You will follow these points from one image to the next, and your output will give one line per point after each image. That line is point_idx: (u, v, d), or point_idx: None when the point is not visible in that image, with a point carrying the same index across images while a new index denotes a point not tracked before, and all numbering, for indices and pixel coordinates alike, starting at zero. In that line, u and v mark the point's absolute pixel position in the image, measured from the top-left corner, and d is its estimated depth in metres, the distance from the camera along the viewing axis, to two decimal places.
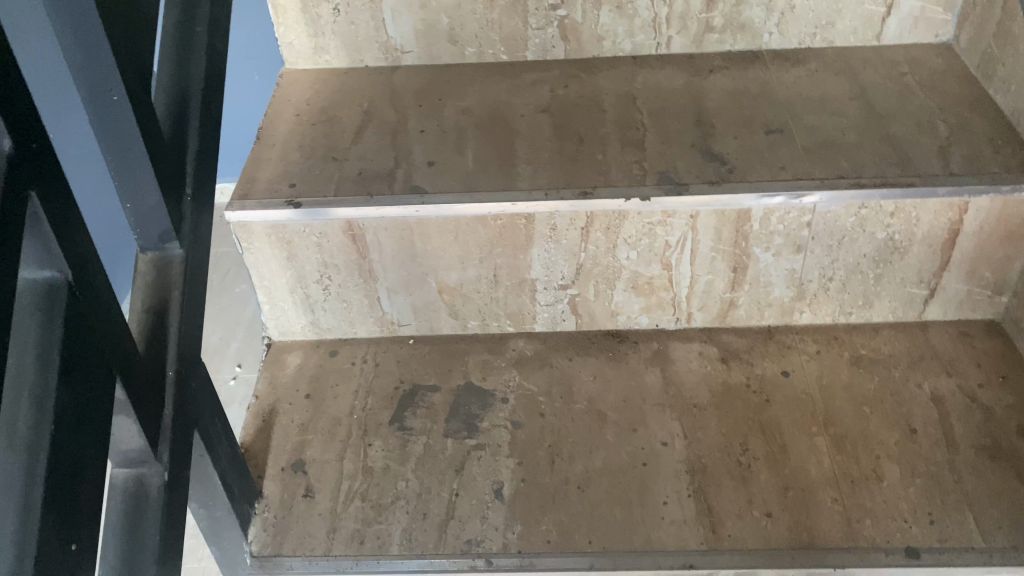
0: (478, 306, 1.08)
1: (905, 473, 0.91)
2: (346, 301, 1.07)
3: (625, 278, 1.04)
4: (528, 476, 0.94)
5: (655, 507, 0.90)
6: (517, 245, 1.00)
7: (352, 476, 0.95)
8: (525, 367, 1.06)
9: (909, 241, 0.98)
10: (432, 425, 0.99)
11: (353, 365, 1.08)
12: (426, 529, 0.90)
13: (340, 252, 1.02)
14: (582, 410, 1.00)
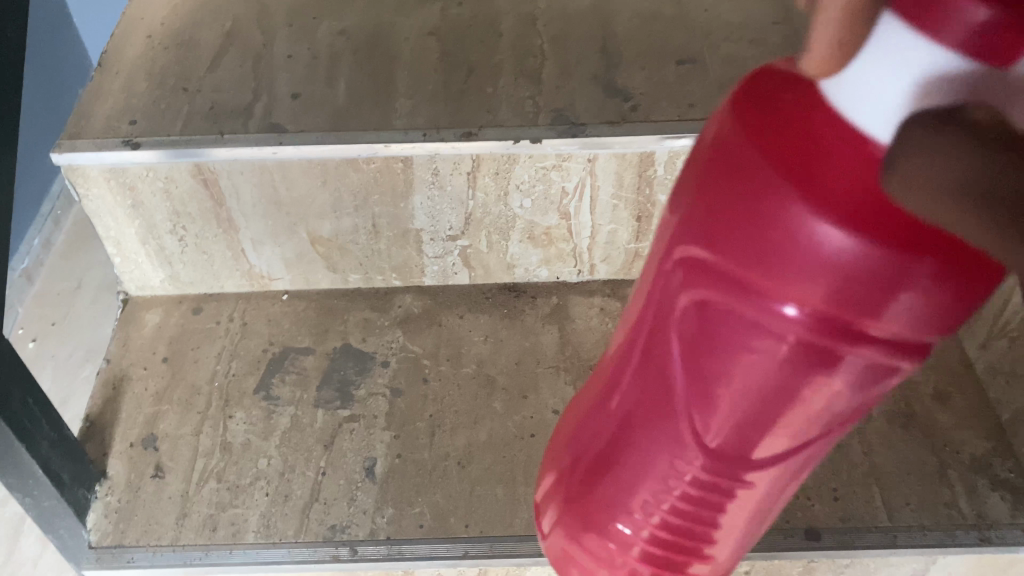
0: (357, 258, 0.96)
1: None
2: (207, 252, 0.95)
3: (519, 229, 0.93)
4: (404, 452, 0.85)
5: (539, 486, 0.81)
6: (395, 189, 0.88)
7: (209, 453, 0.86)
8: (410, 326, 0.96)
9: None
10: (302, 394, 0.90)
11: (218, 325, 0.97)
12: (287, 514, 0.81)
13: (192, 198, 0.89)
14: (470, 375, 0.91)
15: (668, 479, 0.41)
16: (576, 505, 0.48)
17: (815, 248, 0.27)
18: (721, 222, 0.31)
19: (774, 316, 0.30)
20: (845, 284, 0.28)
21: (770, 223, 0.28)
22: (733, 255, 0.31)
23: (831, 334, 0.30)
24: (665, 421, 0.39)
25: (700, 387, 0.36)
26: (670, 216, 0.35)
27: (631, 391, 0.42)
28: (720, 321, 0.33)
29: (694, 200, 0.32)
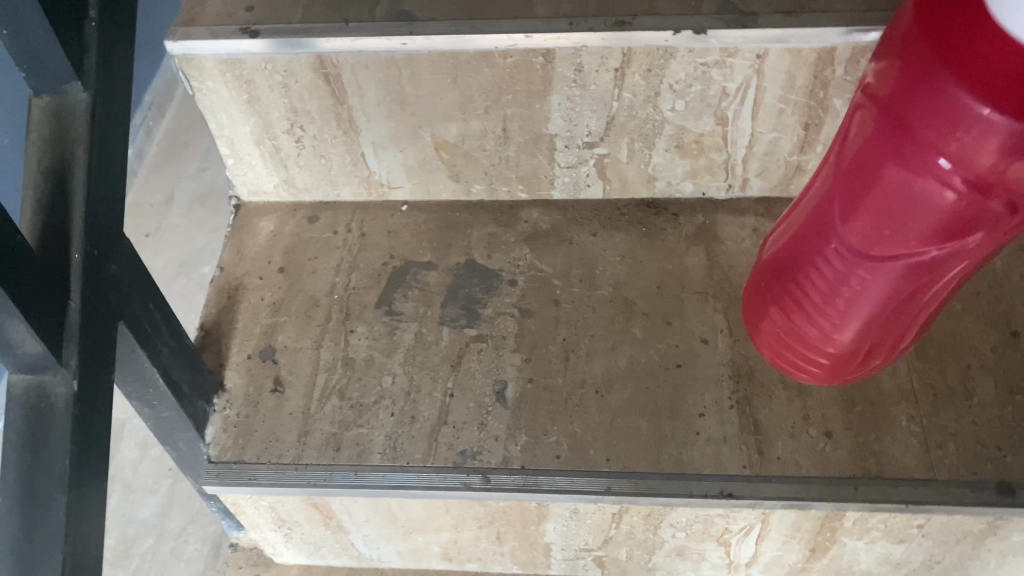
0: (483, 166, 0.88)
1: (1001, 388, 0.73)
2: (324, 156, 0.88)
3: (667, 135, 0.83)
4: (536, 376, 0.78)
5: (689, 421, 0.74)
6: (532, 87, 0.79)
7: (330, 368, 0.80)
8: (539, 242, 0.88)
9: None
10: (426, 311, 0.83)
11: (335, 235, 0.91)
12: (414, 436, 0.75)
13: (312, 94, 0.82)
14: (606, 297, 0.83)
15: (872, 285, 0.56)
16: (791, 332, 0.65)
17: (1020, 126, 0.41)
18: (949, 111, 0.43)
19: (956, 179, 0.46)
20: (1006, 138, 0.42)
21: (999, 114, 0.41)
22: (930, 136, 0.45)
23: (1020, 181, 0.44)
24: (870, 252, 0.54)
25: (942, 220, 0.49)
26: (942, 89, 0.44)
27: (894, 234, 0.52)
28: (936, 180, 0.47)
29: (962, 91, 0.42)
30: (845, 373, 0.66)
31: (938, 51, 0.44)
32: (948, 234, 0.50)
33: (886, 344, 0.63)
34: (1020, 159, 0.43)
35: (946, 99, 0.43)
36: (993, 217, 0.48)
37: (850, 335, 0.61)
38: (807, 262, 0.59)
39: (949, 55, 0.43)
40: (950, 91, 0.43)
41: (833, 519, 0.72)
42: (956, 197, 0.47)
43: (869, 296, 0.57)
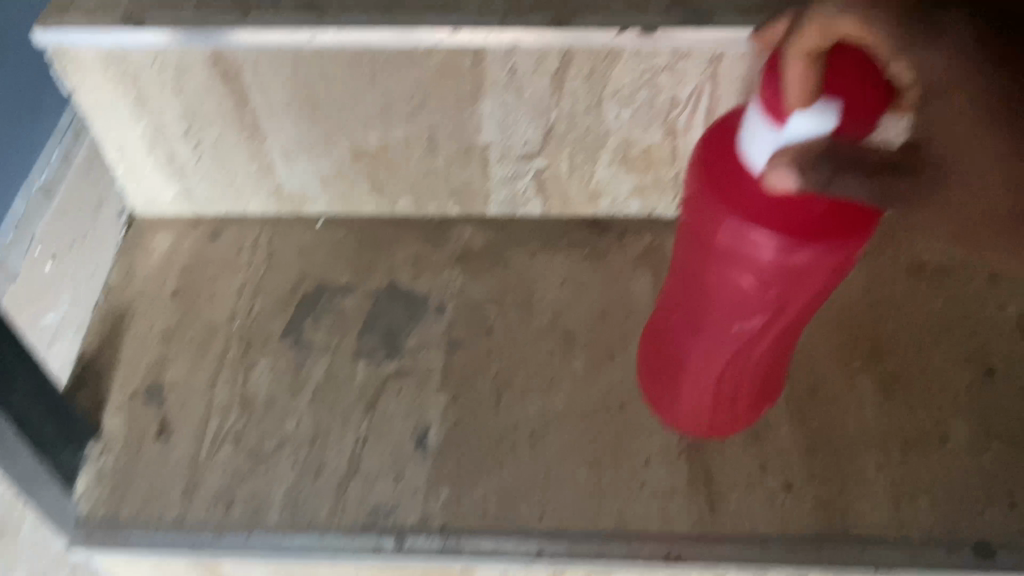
0: (408, 178, 0.79)
1: (977, 434, 0.66)
2: (227, 165, 0.78)
3: (612, 148, 0.75)
4: (463, 419, 0.69)
5: (632, 471, 0.65)
6: (460, 91, 0.70)
7: (225, 410, 0.70)
8: (470, 264, 0.79)
9: None
10: (339, 342, 0.74)
11: (240, 254, 0.80)
12: (319, 490, 0.65)
13: (209, 95, 0.72)
14: (543, 328, 0.74)
15: (716, 352, 0.58)
16: (675, 378, 0.64)
17: (789, 240, 0.46)
18: (733, 230, 0.48)
19: (758, 276, 0.50)
20: (777, 261, 0.48)
21: (766, 234, 0.46)
22: (730, 252, 0.50)
23: (815, 271, 0.49)
24: (709, 329, 0.58)
25: (748, 307, 0.53)
26: (722, 209, 0.48)
27: (715, 316, 0.56)
28: (739, 279, 0.51)
29: (734, 212, 0.47)
30: (720, 423, 0.65)
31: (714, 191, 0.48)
32: (767, 314, 0.54)
33: (755, 389, 0.63)
34: (802, 258, 0.47)
35: (726, 217, 0.48)
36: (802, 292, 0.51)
37: (716, 379, 0.61)
38: (682, 329, 0.60)
39: (719, 181, 0.48)
40: (730, 223, 0.48)
41: None
42: (753, 294, 0.52)
43: (729, 347, 0.57)
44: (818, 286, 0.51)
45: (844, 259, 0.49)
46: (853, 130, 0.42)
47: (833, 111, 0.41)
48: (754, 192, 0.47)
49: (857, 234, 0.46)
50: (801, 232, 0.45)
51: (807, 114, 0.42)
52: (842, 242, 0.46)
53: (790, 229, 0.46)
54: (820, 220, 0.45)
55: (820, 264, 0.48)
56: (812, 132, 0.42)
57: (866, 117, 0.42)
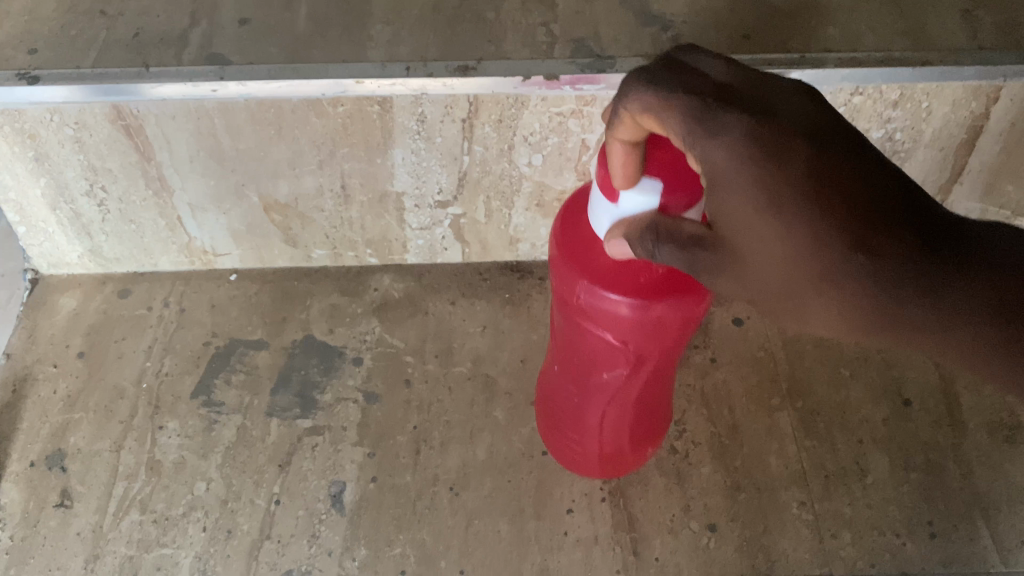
0: (323, 229, 0.78)
1: (896, 466, 0.66)
2: (134, 220, 0.76)
3: (526, 193, 0.75)
4: (380, 475, 0.66)
5: (555, 520, 0.64)
6: (370, 140, 0.70)
7: (131, 476, 0.67)
8: (389, 313, 0.78)
9: (914, 143, 0.72)
10: (252, 399, 0.71)
11: (150, 312, 0.78)
12: (229, 556, 0.63)
13: (111, 149, 0.70)
14: (464, 376, 0.73)
15: (596, 397, 0.57)
16: (560, 426, 0.63)
17: (633, 300, 0.46)
18: (582, 291, 0.48)
19: (612, 337, 0.50)
20: (629, 321, 0.48)
21: (611, 295, 0.46)
22: (583, 314, 0.50)
23: (667, 327, 0.49)
24: (583, 378, 0.57)
25: (608, 366, 0.53)
26: (571, 271, 0.48)
27: (584, 374, 0.56)
28: (596, 339, 0.51)
29: (582, 274, 0.47)
30: (609, 461, 0.63)
31: (563, 256, 0.49)
32: (630, 371, 0.54)
33: (638, 436, 0.62)
34: (648, 318, 0.48)
35: (575, 279, 0.48)
36: (657, 350, 0.52)
37: (596, 425, 0.60)
38: (563, 376, 0.59)
39: (569, 244, 0.48)
40: (580, 286, 0.48)
41: None
42: (611, 353, 0.52)
43: (600, 399, 0.57)
44: (672, 343, 0.52)
45: (692, 317, 0.49)
46: (679, 203, 0.42)
47: (659, 186, 0.42)
48: (600, 254, 0.47)
49: (699, 292, 0.47)
50: (644, 292, 0.46)
51: (636, 191, 0.42)
52: (683, 302, 0.47)
53: (633, 289, 0.46)
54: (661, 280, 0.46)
55: (667, 323, 0.48)
56: (641, 207, 0.42)
57: (692, 191, 0.42)
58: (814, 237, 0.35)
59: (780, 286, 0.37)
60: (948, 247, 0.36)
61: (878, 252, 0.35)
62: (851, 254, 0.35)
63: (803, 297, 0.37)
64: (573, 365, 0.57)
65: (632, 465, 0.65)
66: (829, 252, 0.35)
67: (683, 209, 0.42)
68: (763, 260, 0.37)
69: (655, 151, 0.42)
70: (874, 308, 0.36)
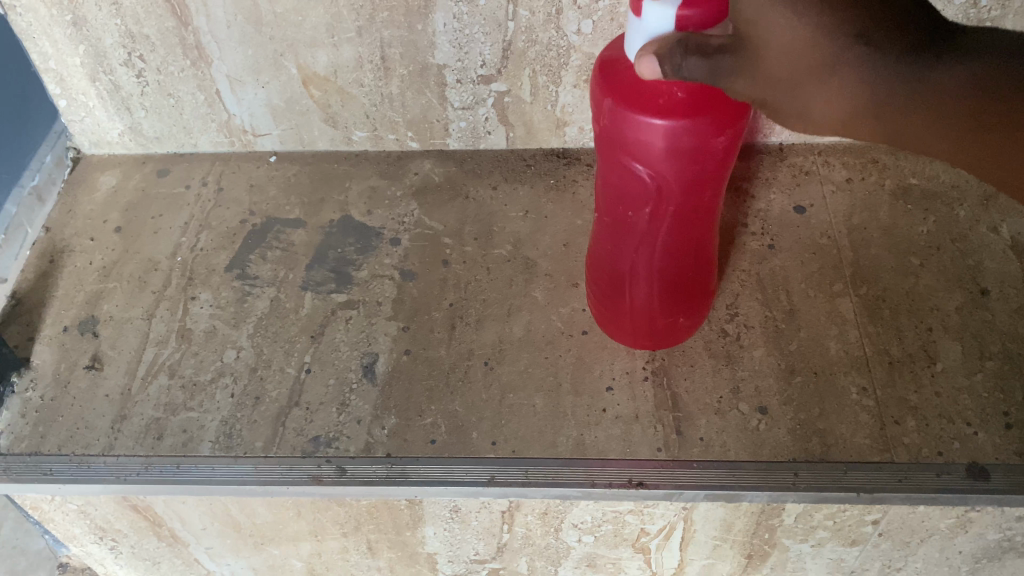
0: (363, 107, 0.75)
1: (969, 354, 0.61)
2: (172, 94, 0.74)
3: (575, 67, 0.70)
4: (414, 347, 0.64)
5: (594, 397, 0.60)
6: (411, 2, 0.66)
7: (162, 342, 0.66)
8: (429, 196, 0.75)
9: (1002, 10, 0.65)
10: (286, 274, 0.69)
11: (188, 190, 0.77)
12: (256, 421, 0.61)
13: (148, 13, 0.68)
14: (504, 257, 0.70)
15: (632, 237, 0.54)
16: (598, 284, 0.60)
17: (653, 121, 0.45)
18: (608, 112, 0.47)
19: (639, 171, 0.49)
20: (648, 146, 0.47)
21: (632, 115, 0.46)
22: (612, 145, 0.49)
23: (688, 158, 0.47)
24: (621, 217, 0.53)
25: (634, 209, 0.52)
26: (600, 92, 0.48)
27: (618, 216, 0.54)
28: (623, 175, 0.50)
29: (608, 94, 0.47)
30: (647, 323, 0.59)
31: (598, 82, 0.48)
32: (658, 212, 0.51)
33: (672, 298, 0.57)
34: (669, 144, 0.46)
35: (602, 99, 0.47)
36: (682, 191, 0.50)
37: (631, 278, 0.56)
38: (604, 214, 0.55)
39: (606, 72, 0.48)
40: (607, 108, 0.47)
41: (771, 516, 0.58)
42: (636, 193, 0.51)
43: (633, 247, 0.54)
44: (699, 184, 0.50)
45: (719, 148, 0.48)
46: (700, 20, 0.42)
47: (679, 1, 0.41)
48: (630, 77, 0.46)
49: (720, 118, 0.46)
50: (662, 115, 0.45)
51: (657, 5, 0.42)
52: (703, 128, 0.46)
53: (652, 109, 0.45)
54: (680, 101, 0.45)
55: (689, 153, 0.47)
56: (661, 24, 0.42)
57: (715, 7, 0.41)
58: (815, 27, 0.38)
59: (787, 74, 0.40)
60: (939, 36, 0.39)
61: (877, 36, 0.38)
62: (851, 40, 0.38)
63: (807, 84, 0.40)
64: (610, 203, 0.54)
65: (670, 335, 0.60)
66: (830, 40, 0.38)
67: (705, 28, 0.42)
68: (778, 49, 0.39)
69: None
70: (873, 87, 0.39)
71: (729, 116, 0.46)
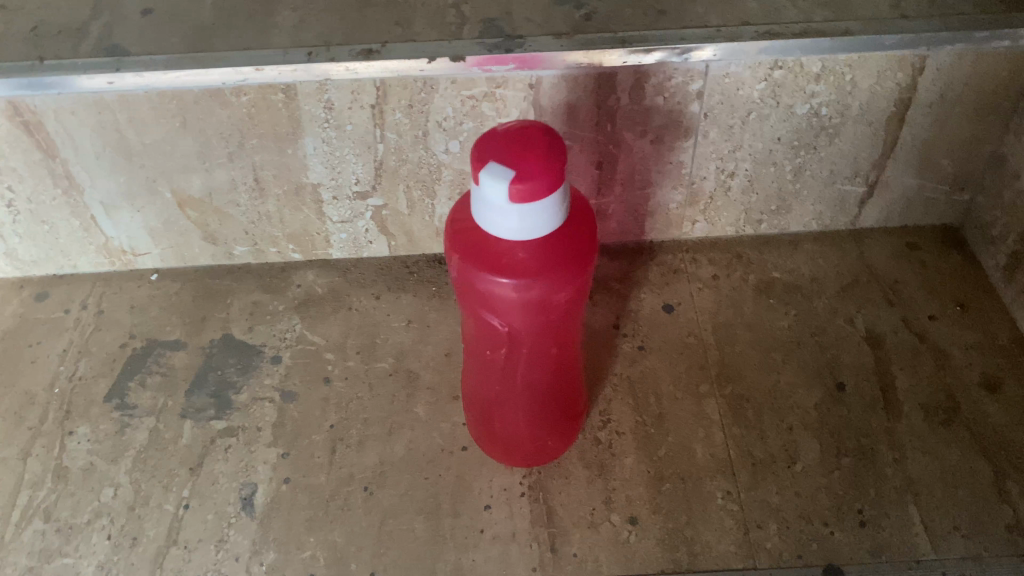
0: (242, 225, 0.76)
1: (827, 451, 0.64)
2: (46, 221, 0.74)
3: (448, 181, 0.72)
4: (294, 475, 0.64)
5: (473, 517, 0.62)
6: (278, 129, 0.67)
7: (37, 483, 0.65)
8: (312, 309, 0.76)
9: (842, 118, 0.68)
10: (166, 402, 0.69)
11: (68, 315, 0.76)
12: (133, 564, 0.60)
13: (13, 147, 0.68)
14: (386, 371, 0.71)
15: (494, 369, 0.56)
16: (472, 407, 0.61)
17: (495, 280, 0.48)
18: (456, 267, 0.50)
19: (491, 320, 0.51)
20: (495, 299, 0.49)
21: (477, 272, 0.48)
22: (463, 292, 0.51)
23: (536, 311, 0.50)
24: (482, 353, 0.55)
25: (491, 349, 0.54)
26: (449, 246, 0.50)
27: (479, 352, 0.56)
28: (478, 322, 0.53)
29: (455, 250, 0.49)
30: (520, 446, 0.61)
31: (450, 233, 0.50)
32: (512, 351, 0.54)
33: (541, 423, 0.59)
34: (514, 299, 0.49)
35: (451, 253, 0.50)
36: (533, 337, 0.53)
37: (501, 407, 0.58)
38: (467, 345, 0.57)
39: (457, 225, 0.50)
40: (456, 260, 0.49)
41: None
42: (490, 339, 0.53)
43: (496, 379, 0.56)
44: (550, 331, 0.52)
45: (564, 302, 0.50)
46: (535, 191, 0.44)
47: (515, 173, 0.44)
48: (477, 234, 0.48)
49: (561, 277, 0.48)
50: (503, 274, 0.47)
51: (500, 174, 0.44)
52: (544, 287, 0.48)
53: (494, 269, 0.48)
54: (521, 261, 0.47)
55: (534, 307, 0.50)
56: (499, 194, 0.44)
57: (552, 177, 0.45)
58: None
59: None
60: None
61: None
62: None
63: None
64: (471, 336, 0.55)
65: (543, 457, 0.63)
66: None
67: (544, 188, 0.44)
68: None
69: (512, 142, 0.45)
70: None
71: (571, 275, 0.48)
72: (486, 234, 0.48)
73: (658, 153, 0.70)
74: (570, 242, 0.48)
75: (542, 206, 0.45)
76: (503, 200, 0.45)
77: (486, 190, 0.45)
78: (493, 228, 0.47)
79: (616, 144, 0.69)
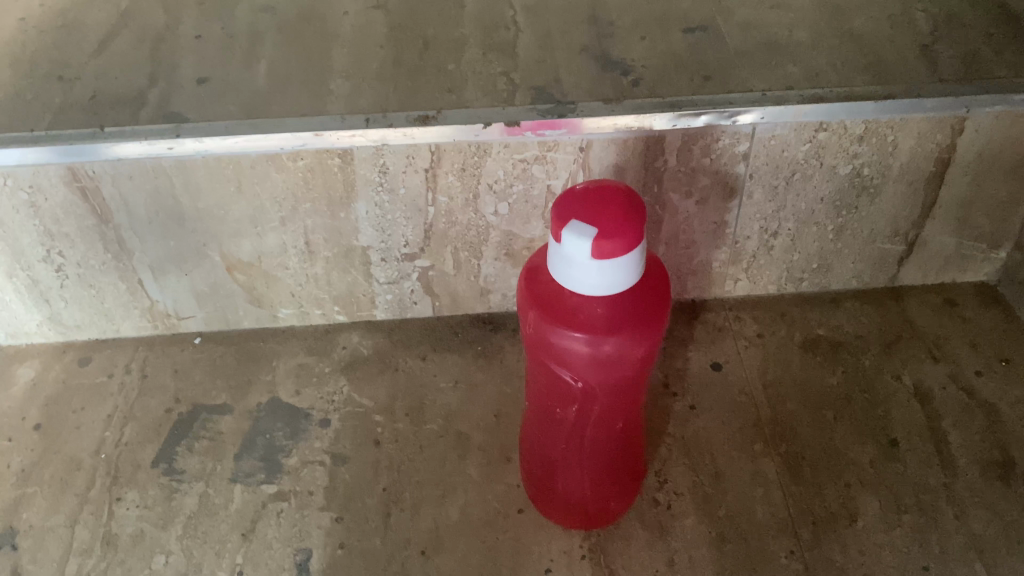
0: (288, 287, 0.76)
1: (887, 508, 0.63)
2: (92, 285, 0.74)
3: (495, 242, 0.73)
4: (348, 539, 0.63)
5: None
6: (332, 194, 0.68)
7: (85, 551, 0.63)
8: (358, 371, 0.76)
9: (883, 178, 0.70)
10: (214, 466, 0.68)
11: (111, 379, 0.76)
12: None
13: (67, 213, 0.68)
14: (436, 433, 0.70)
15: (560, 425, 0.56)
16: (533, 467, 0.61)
17: (574, 335, 0.48)
18: (531, 322, 0.50)
19: (563, 375, 0.52)
20: (569, 354, 0.50)
21: (553, 327, 0.48)
22: (535, 348, 0.52)
23: (610, 367, 0.50)
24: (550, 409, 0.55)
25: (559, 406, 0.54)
26: (524, 302, 0.50)
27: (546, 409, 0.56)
28: (550, 378, 0.53)
29: (531, 306, 0.50)
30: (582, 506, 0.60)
31: (524, 289, 0.51)
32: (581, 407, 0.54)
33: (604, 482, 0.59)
34: (589, 354, 0.49)
35: (526, 310, 0.50)
36: (604, 393, 0.53)
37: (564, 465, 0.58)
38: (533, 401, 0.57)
39: (531, 282, 0.51)
40: (531, 315, 0.50)
41: None
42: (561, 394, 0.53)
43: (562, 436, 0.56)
44: (621, 387, 0.53)
45: (638, 358, 0.51)
46: (617, 248, 0.45)
47: (598, 231, 0.45)
48: (552, 289, 0.49)
49: (639, 334, 0.48)
50: (580, 329, 0.48)
51: (582, 231, 0.45)
52: (621, 343, 0.48)
53: (571, 324, 0.48)
54: (597, 317, 0.48)
55: (609, 363, 0.50)
56: (581, 250, 0.45)
57: (632, 235, 0.45)
58: None
59: None
60: None
61: None
62: None
63: None
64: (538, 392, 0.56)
65: (603, 517, 0.62)
66: None
67: (625, 244, 0.45)
68: None
69: (590, 201, 0.46)
70: None
71: (647, 332, 0.49)
72: (563, 290, 0.48)
73: (703, 213, 0.72)
74: (644, 298, 0.49)
75: (623, 263, 0.46)
76: (584, 255, 0.45)
77: (566, 246, 0.46)
78: (571, 284, 0.47)
79: (662, 205, 0.71)
